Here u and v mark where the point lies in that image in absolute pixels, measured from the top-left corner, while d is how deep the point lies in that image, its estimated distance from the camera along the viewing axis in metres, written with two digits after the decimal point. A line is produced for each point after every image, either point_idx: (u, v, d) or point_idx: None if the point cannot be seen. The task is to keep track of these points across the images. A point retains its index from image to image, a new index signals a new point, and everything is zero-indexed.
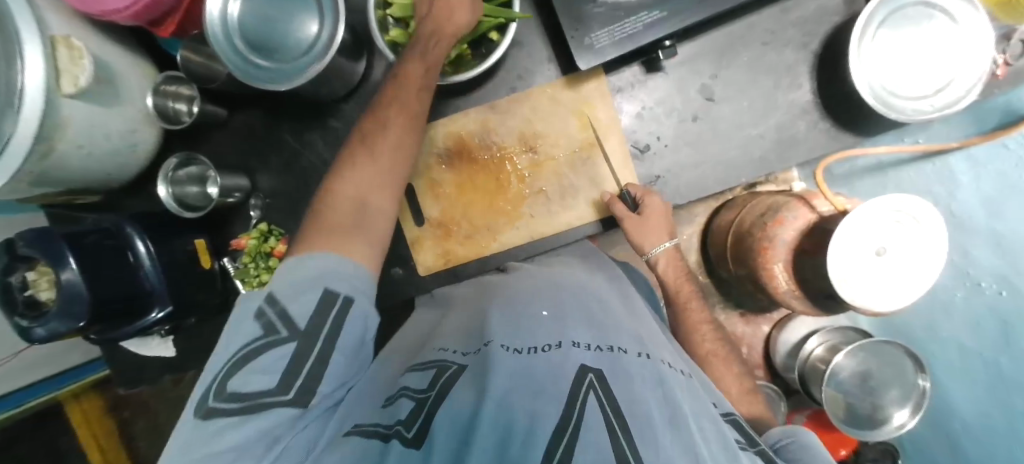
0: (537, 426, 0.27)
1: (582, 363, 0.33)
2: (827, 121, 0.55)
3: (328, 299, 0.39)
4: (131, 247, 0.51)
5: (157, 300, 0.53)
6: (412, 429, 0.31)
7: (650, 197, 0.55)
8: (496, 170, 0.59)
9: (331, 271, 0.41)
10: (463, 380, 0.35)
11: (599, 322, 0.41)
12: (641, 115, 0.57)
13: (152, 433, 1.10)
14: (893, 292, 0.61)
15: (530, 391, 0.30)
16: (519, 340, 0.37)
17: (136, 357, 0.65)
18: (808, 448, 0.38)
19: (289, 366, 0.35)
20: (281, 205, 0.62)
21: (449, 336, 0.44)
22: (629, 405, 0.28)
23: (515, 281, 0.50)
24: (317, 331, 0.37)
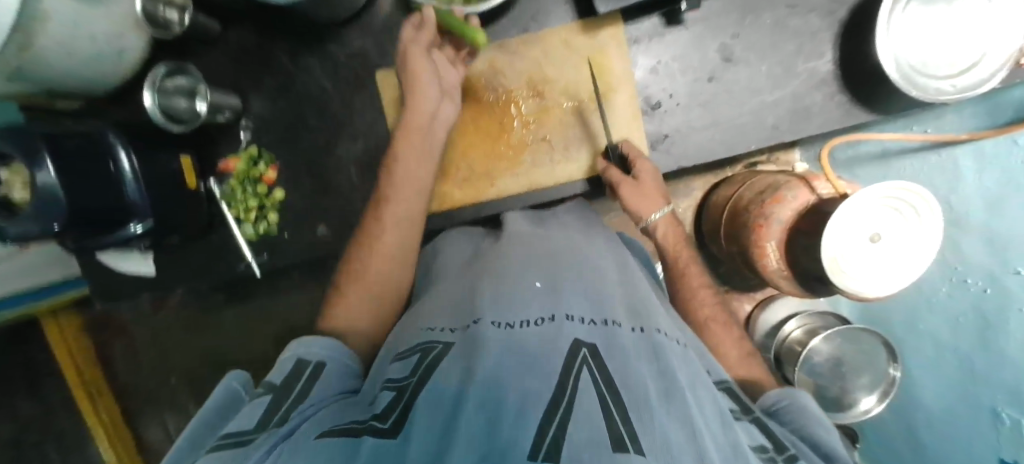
0: (528, 402, 0.26)
1: (576, 337, 0.33)
2: (844, 95, 0.53)
3: (300, 365, 0.39)
4: (112, 156, 0.48)
5: (137, 212, 0.51)
6: (388, 420, 0.28)
7: (640, 161, 0.52)
8: (502, 118, 0.57)
9: (309, 348, 0.41)
10: (451, 356, 0.34)
11: (596, 291, 0.41)
12: (655, 69, 0.54)
13: (129, 356, 1.11)
14: (887, 276, 0.61)
15: (522, 368, 0.29)
16: (508, 315, 0.37)
17: (110, 275, 0.63)
18: (807, 413, 0.39)
19: (266, 411, 0.32)
20: (273, 130, 0.60)
21: (436, 315, 0.43)
22: (623, 379, 0.29)
23: (507, 248, 0.49)
24: (291, 386, 0.36)
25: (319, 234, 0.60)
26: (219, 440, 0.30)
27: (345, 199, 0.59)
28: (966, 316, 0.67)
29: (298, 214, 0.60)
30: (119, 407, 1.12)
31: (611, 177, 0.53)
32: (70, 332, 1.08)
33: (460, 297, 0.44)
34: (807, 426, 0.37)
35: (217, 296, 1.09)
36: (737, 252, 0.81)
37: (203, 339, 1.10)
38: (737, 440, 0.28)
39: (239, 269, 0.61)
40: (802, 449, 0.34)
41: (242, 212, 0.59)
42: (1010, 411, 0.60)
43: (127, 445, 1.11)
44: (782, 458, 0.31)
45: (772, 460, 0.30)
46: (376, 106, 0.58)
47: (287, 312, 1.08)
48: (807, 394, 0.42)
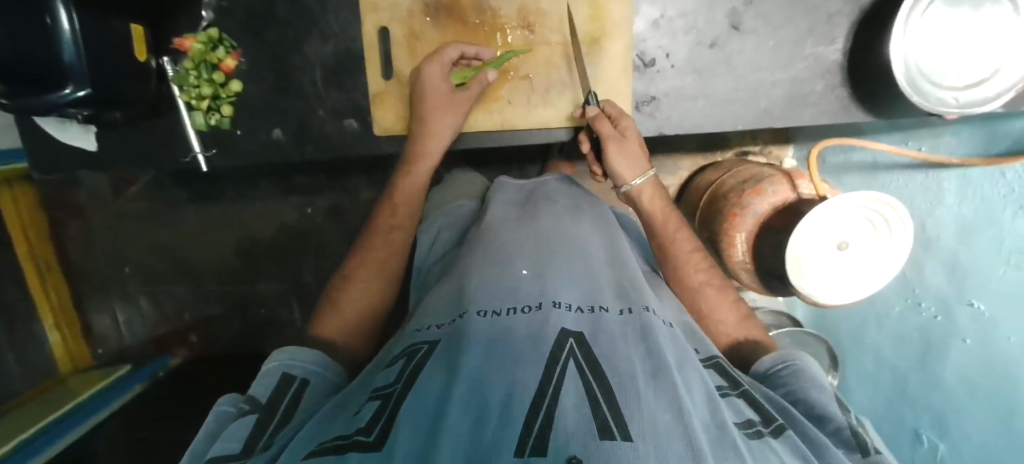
0: (515, 398, 0.25)
1: (564, 326, 0.32)
2: (847, 89, 0.50)
3: (286, 380, 0.40)
4: (49, 10, 0.42)
5: (72, 77, 0.45)
6: (372, 433, 0.26)
7: (623, 120, 0.50)
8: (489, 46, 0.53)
9: (296, 360, 0.42)
10: (438, 356, 0.31)
11: (585, 276, 0.40)
12: (657, 23, 0.51)
13: (83, 241, 1.08)
14: (848, 285, 0.61)
15: (509, 361, 0.28)
16: (496, 301, 0.35)
17: (52, 144, 0.59)
18: (804, 374, 0.41)
19: (244, 439, 0.33)
20: (239, 13, 0.55)
21: (429, 313, 0.40)
22: (610, 365, 0.28)
23: (495, 235, 0.46)
24: (274, 407, 0.37)
25: (274, 135, 0.57)
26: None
27: (307, 103, 0.56)
28: (910, 337, 0.68)
29: (256, 110, 0.57)
30: (68, 290, 1.07)
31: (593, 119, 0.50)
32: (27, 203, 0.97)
33: (448, 291, 0.41)
34: (801, 389, 0.39)
35: (178, 192, 1.06)
36: (706, 238, 0.80)
37: (162, 234, 1.08)
38: (724, 418, 0.27)
39: (184, 162, 0.58)
40: (790, 415, 0.34)
41: (194, 100, 0.55)
42: (930, 433, 0.67)
43: (73, 329, 1.07)
44: (768, 431, 0.30)
45: (757, 432, 0.29)
46: (355, 8, 0.53)
47: (252, 222, 1.06)
48: (805, 354, 0.44)
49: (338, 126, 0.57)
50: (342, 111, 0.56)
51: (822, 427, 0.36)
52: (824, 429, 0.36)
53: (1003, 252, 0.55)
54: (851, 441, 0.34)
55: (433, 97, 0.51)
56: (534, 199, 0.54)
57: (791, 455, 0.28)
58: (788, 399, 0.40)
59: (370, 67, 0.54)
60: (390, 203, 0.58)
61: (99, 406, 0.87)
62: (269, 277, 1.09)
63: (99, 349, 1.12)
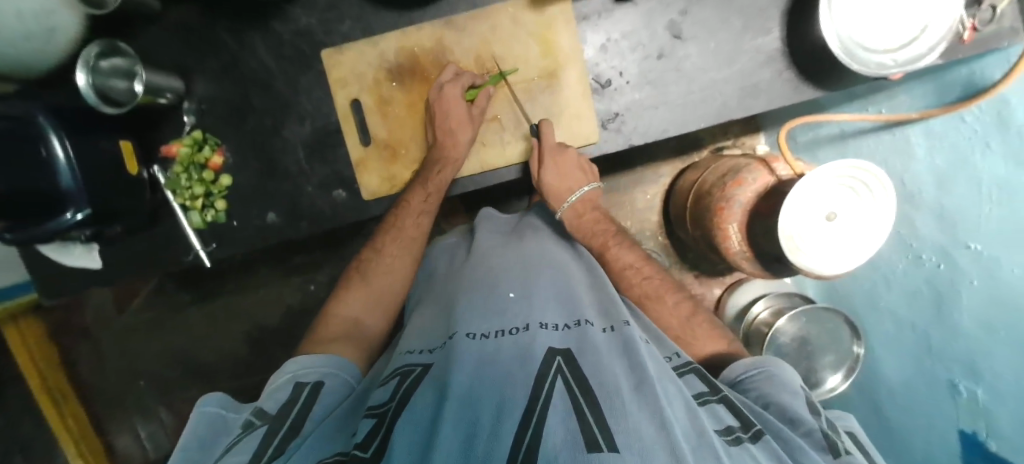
0: (505, 411, 0.29)
1: (551, 346, 0.36)
2: (793, 71, 0.53)
3: (297, 390, 0.42)
4: (43, 140, 0.46)
5: (72, 200, 0.48)
6: (368, 449, 0.31)
7: (547, 172, 0.56)
8: (465, 82, 0.54)
9: (304, 369, 0.45)
10: (430, 377, 0.36)
11: (565, 296, 0.46)
12: (605, 47, 0.55)
13: (93, 358, 1.08)
14: (842, 254, 0.62)
15: (497, 379, 0.32)
16: (481, 327, 0.40)
17: (57, 270, 0.61)
18: (774, 379, 0.43)
19: (259, 445, 0.34)
20: (219, 112, 0.58)
21: (415, 339, 0.46)
22: (595, 378, 0.32)
23: (484, 262, 0.52)
24: (284, 414, 0.38)
25: (269, 219, 0.59)
26: None
27: (293, 183, 0.59)
28: (921, 292, 0.68)
29: (248, 199, 0.59)
30: (84, 414, 1.08)
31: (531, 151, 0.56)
32: (32, 337, 1.03)
33: (436, 324, 0.47)
34: (772, 394, 0.41)
35: (181, 293, 1.07)
36: (701, 235, 0.82)
37: (170, 338, 1.08)
38: (703, 426, 0.31)
39: (186, 260, 0.60)
40: (765, 419, 0.37)
41: (188, 200, 0.57)
42: (967, 382, 0.63)
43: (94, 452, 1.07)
44: (748, 436, 0.33)
45: (737, 439, 0.32)
46: (326, 87, 0.57)
47: (258, 308, 1.07)
48: (781, 363, 0.45)
49: (327, 198, 0.59)
50: (329, 183, 0.59)
51: (794, 428, 0.38)
52: (796, 430, 0.37)
53: (984, 190, 0.54)
54: (822, 441, 0.36)
55: (456, 114, 0.53)
56: (521, 228, 0.62)
57: (768, 459, 0.31)
58: (760, 402, 0.41)
59: (348, 137, 0.57)
60: (390, 231, 0.58)
61: None
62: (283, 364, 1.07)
63: None
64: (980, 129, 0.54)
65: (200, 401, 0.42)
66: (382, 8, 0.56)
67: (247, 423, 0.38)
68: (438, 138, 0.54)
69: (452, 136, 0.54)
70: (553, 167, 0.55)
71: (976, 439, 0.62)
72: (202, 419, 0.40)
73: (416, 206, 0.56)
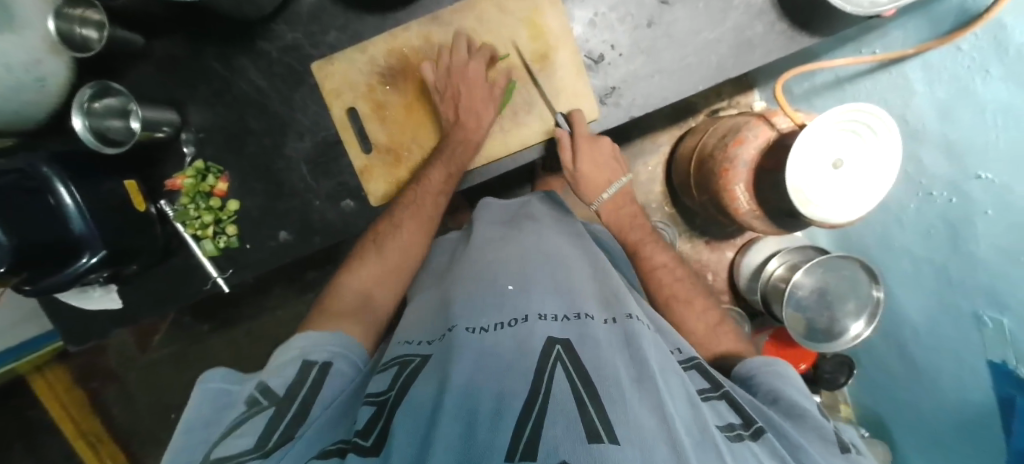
0: (504, 406, 0.29)
1: (550, 336, 0.37)
2: (785, 22, 0.53)
3: (305, 369, 0.42)
4: (50, 190, 0.45)
5: (86, 244, 0.48)
6: (369, 437, 0.32)
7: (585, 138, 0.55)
8: (484, 85, 0.54)
9: (313, 347, 0.44)
10: (430, 366, 0.37)
11: (566, 288, 0.46)
12: (593, 21, 0.54)
13: (123, 400, 1.09)
14: (851, 201, 0.61)
15: (498, 372, 0.33)
16: (480, 320, 0.41)
17: (80, 315, 0.61)
18: (787, 377, 0.44)
19: (265, 429, 0.35)
20: (217, 139, 0.58)
21: (414, 329, 0.47)
22: (595, 370, 0.33)
23: (480, 256, 0.52)
24: (293, 396, 0.39)
25: (282, 238, 0.59)
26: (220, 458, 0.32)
27: (301, 199, 0.59)
28: (936, 227, 0.68)
29: (257, 221, 0.59)
30: (123, 453, 1.10)
31: (562, 143, 0.56)
32: (62, 390, 1.06)
33: (432, 315, 0.48)
34: (779, 389, 0.42)
35: (198, 324, 1.08)
36: (708, 199, 0.82)
37: (195, 369, 1.09)
38: (704, 421, 0.32)
39: (206, 289, 0.60)
40: (768, 417, 0.38)
41: (198, 230, 0.58)
42: (991, 312, 0.62)
43: None
44: (749, 433, 0.34)
45: (738, 435, 0.33)
46: (320, 100, 0.57)
47: (277, 329, 1.07)
48: (785, 363, 0.46)
49: (335, 209, 0.59)
50: (336, 195, 0.59)
51: (802, 423, 0.38)
52: (805, 426, 0.38)
53: (990, 119, 0.52)
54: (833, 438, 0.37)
55: (473, 91, 0.53)
56: (518, 219, 0.61)
57: (768, 458, 0.32)
58: (770, 399, 0.42)
59: (349, 147, 0.57)
60: (385, 233, 0.56)
61: None
62: None
63: None
64: (978, 55, 0.52)
65: (208, 372, 0.43)
66: (366, 13, 0.55)
67: (253, 400, 0.39)
68: (452, 124, 0.54)
69: (475, 117, 0.54)
70: (588, 158, 0.57)
71: (1006, 367, 0.61)
72: (207, 394, 0.42)
73: (437, 182, 0.54)
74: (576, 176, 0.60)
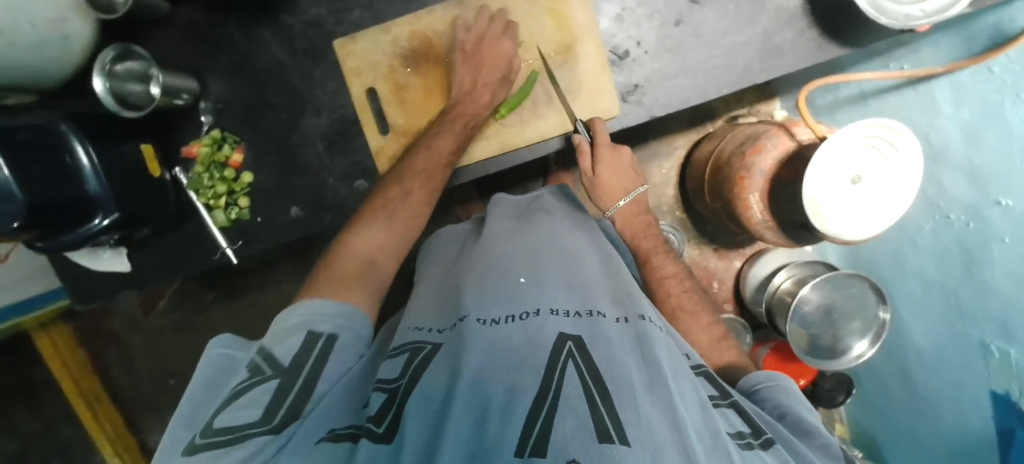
0: (514, 400, 0.29)
1: (561, 332, 0.37)
2: (815, 30, 0.52)
3: (312, 340, 0.41)
4: (68, 149, 0.45)
5: (100, 206, 0.48)
6: (381, 424, 0.31)
7: (602, 148, 0.54)
8: (499, 73, 0.53)
9: (317, 316, 0.43)
10: (441, 356, 0.38)
11: (578, 284, 0.46)
12: (621, 17, 0.54)
13: (124, 363, 1.11)
14: (867, 219, 0.60)
15: (509, 366, 0.33)
16: (491, 313, 0.41)
17: (89, 275, 0.62)
18: (790, 393, 0.43)
19: (271, 402, 0.35)
20: (235, 110, 0.58)
21: (423, 317, 0.47)
22: (605, 368, 0.33)
23: (492, 248, 0.52)
24: (299, 368, 0.38)
25: (293, 214, 0.59)
26: (228, 429, 0.32)
27: (315, 176, 0.59)
28: (951, 251, 0.67)
29: (269, 196, 0.59)
30: (121, 417, 1.11)
31: (581, 149, 0.55)
32: (66, 353, 1.07)
33: (443, 304, 0.48)
34: (785, 405, 0.41)
35: (202, 295, 1.08)
36: (721, 206, 0.81)
37: (196, 338, 1.10)
38: (716, 426, 0.31)
39: (215, 259, 0.61)
40: (777, 430, 0.37)
41: (211, 200, 0.58)
42: (998, 342, 0.61)
43: (128, 447, 1.10)
44: (759, 443, 0.33)
45: (749, 444, 0.32)
46: (340, 78, 0.57)
47: (280, 305, 1.08)
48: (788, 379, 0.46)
49: (348, 190, 0.59)
50: (350, 175, 0.59)
51: (809, 441, 0.38)
52: (812, 443, 0.37)
53: (1016, 145, 0.51)
54: (838, 454, 0.36)
55: (487, 68, 0.53)
56: (530, 211, 0.61)
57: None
58: (776, 414, 0.41)
59: (367, 128, 0.57)
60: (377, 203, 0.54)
61: None
62: None
63: None
64: (1010, 79, 0.51)
65: (213, 344, 0.42)
66: None
67: (256, 370, 0.38)
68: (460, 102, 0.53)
69: (485, 93, 0.53)
70: (608, 164, 0.56)
71: (1009, 399, 0.60)
72: (210, 362, 0.41)
73: (443, 151, 0.53)
74: (592, 184, 0.59)
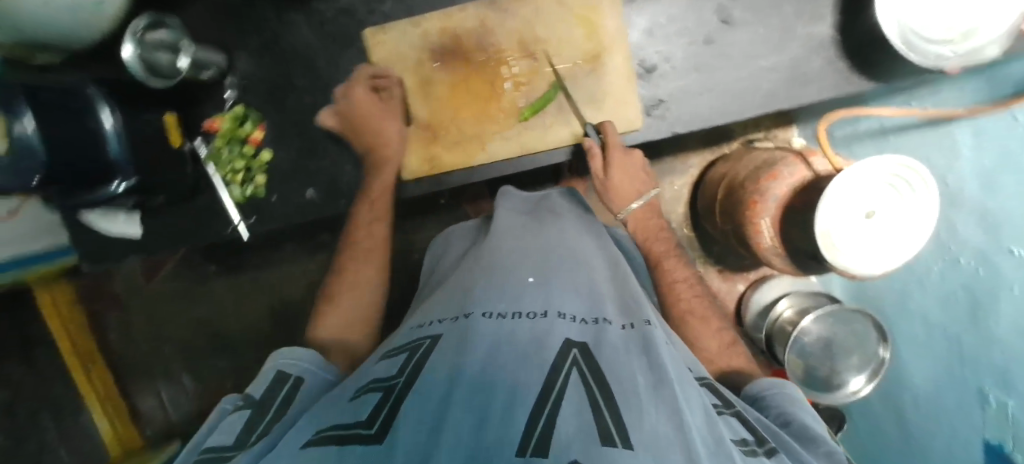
0: (516, 400, 0.29)
1: (568, 337, 0.37)
2: (844, 61, 0.52)
3: (280, 378, 0.43)
4: (93, 110, 0.45)
5: (118, 170, 0.48)
6: (372, 426, 0.30)
7: (614, 151, 0.54)
8: (485, 86, 0.56)
9: (290, 361, 0.46)
10: (442, 350, 0.37)
11: (587, 289, 0.45)
12: (651, 31, 0.54)
13: (122, 327, 1.11)
14: (882, 254, 0.60)
15: (513, 362, 0.33)
16: (498, 311, 0.41)
17: (99, 237, 0.62)
18: (795, 401, 0.43)
19: (242, 429, 0.37)
20: (259, 88, 0.59)
21: (427, 315, 0.47)
22: (612, 375, 0.33)
23: (499, 246, 0.52)
24: (268, 402, 0.40)
25: (308, 196, 0.60)
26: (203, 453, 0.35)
27: (333, 161, 0.59)
28: (957, 295, 0.67)
29: (286, 176, 0.60)
30: (112, 381, 1.11)
31: (591, 153, 0.55)
32: (64, 307, 1.07)
33: (449, 300, 0.47)
34: (791, 413, 0.41)
35: (206, 267, 1.09)
36: (730, 228, 0.81)
37: (195, 309, 1.10)
38: (721, 433, 0.31)
39: (226, 234, 0.61)
40: (781, 439, 0.37)
41: (229, 175, 0.59)
42: (997, 393, 0.60)
43: (117, 411, 1.10)
44: (763, 450, 0.33)
45: (752, 451, 0.32)
46: (367, 66, 0.57)
47: (281, 285, 1.08)
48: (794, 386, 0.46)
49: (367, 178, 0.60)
50: None
51: (814, 448, 0.38)
52: (817, 451, 0.37)
53: None
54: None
55: (473, 81, 0.56)
56: (539, 211, 0.61)
57: None
58: (780, 421, 0.41)
59: (390, 118, 0.57)
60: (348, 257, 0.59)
61: None
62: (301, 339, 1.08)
63: (146, 432, 1.12)
64: None
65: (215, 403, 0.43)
66: None
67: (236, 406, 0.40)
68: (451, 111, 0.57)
69: (459, 105, 0.57)
70: (619, 169, 0.55)
71: (1002, 450, 0.60)
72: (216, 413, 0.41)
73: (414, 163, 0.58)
74: (602, 188, 0.58)
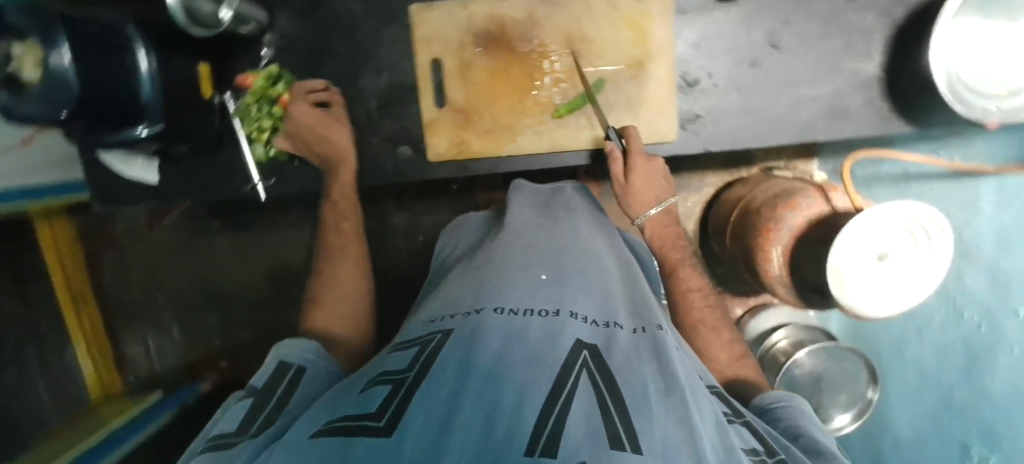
0: (526, 397, 0.29)
1: (579, 339, 0.36)
2: (887, 101, 0.52)
3: (282, 368, 0.44)
4: (130, 51, 0.45)
5: (147, 113, 0.47)
6: (382, 419, 0.29)
7: (637, 156, 0.53)
8: (524, 79, 0.55)
9: (291, 351, 0.46)
10: (453, 343, 0.37)
11: (600, 291, 0.45)
12: (698, 45, 0.53)
13: (120, 271, 1.11)
14: (890, 296, 0.61)
15: (525, 358, 0.33)
16: (509, 307, 0.40)
17: (115, 177, 0.61)
18: (805, 414, 0.44)
19: (247, 415, 0.37)
20: (297, 50, 0.59)
21: (438, 307, 0.46)
22: (619, 377, 0.33)
23: (515, 240, 0.52)
24: (272, 389, 0.41)
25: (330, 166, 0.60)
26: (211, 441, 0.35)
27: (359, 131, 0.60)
28: None
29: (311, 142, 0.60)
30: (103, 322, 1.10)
31: (613, 156, 0.53)
32: (64, 242, 1.02)
33: (462, 290, 0.47)
34: (801, 426, 0.42)
35: (211, 221, 1.08)
36: (740, 252, 0.81)
37: (195, 262, 1.10)
38: (731, 443, 0.31)
39: (243, 191, 0.62)
40: (791, 451, 0.37)
41: (254, 132, 0.58)
42: None
43: (102, 350, 1.09)
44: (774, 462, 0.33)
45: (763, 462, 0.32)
46: (407, 42, 0.57)
47: (283, 248, 1.08)
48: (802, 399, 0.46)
49: (394, 153, 0.60)
50: (396, 139, 0.60)
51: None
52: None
53: None
54: None
55: (512, 73, 0.55)
56: (553, 205, 0.61)
57: None
58: (790, 434, 0.41)
59: (425, 96, 0.57)
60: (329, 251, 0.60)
61: (140, 427, 0.91)
62: (296, 304, 1.09)
63: (130, 377, 1.13)
64: None
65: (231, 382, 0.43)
66: None
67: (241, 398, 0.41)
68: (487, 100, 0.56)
69: (495, 95, 0.56)
70: (642, 174, 0.53)
71: None
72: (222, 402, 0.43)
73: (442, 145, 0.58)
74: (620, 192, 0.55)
